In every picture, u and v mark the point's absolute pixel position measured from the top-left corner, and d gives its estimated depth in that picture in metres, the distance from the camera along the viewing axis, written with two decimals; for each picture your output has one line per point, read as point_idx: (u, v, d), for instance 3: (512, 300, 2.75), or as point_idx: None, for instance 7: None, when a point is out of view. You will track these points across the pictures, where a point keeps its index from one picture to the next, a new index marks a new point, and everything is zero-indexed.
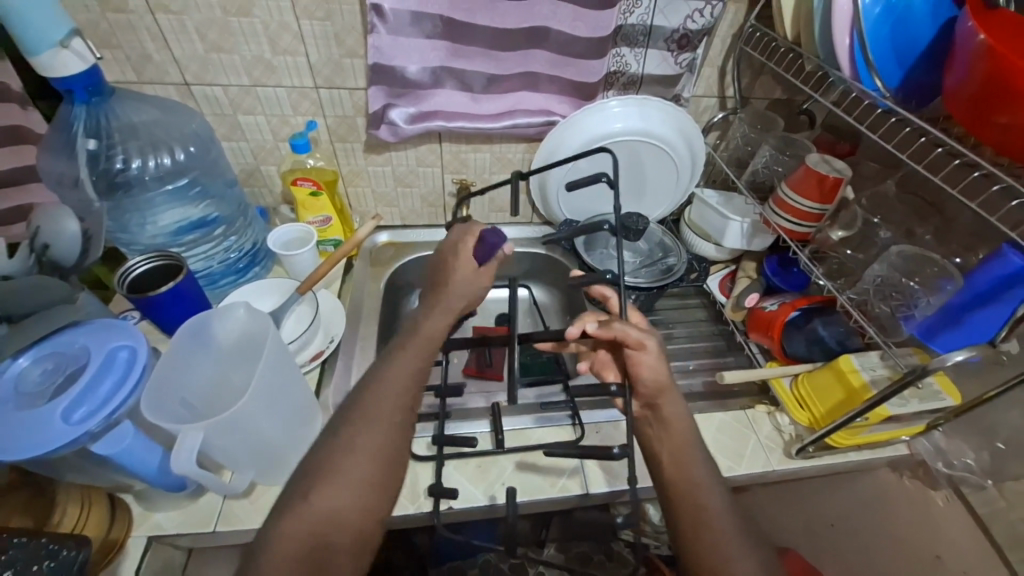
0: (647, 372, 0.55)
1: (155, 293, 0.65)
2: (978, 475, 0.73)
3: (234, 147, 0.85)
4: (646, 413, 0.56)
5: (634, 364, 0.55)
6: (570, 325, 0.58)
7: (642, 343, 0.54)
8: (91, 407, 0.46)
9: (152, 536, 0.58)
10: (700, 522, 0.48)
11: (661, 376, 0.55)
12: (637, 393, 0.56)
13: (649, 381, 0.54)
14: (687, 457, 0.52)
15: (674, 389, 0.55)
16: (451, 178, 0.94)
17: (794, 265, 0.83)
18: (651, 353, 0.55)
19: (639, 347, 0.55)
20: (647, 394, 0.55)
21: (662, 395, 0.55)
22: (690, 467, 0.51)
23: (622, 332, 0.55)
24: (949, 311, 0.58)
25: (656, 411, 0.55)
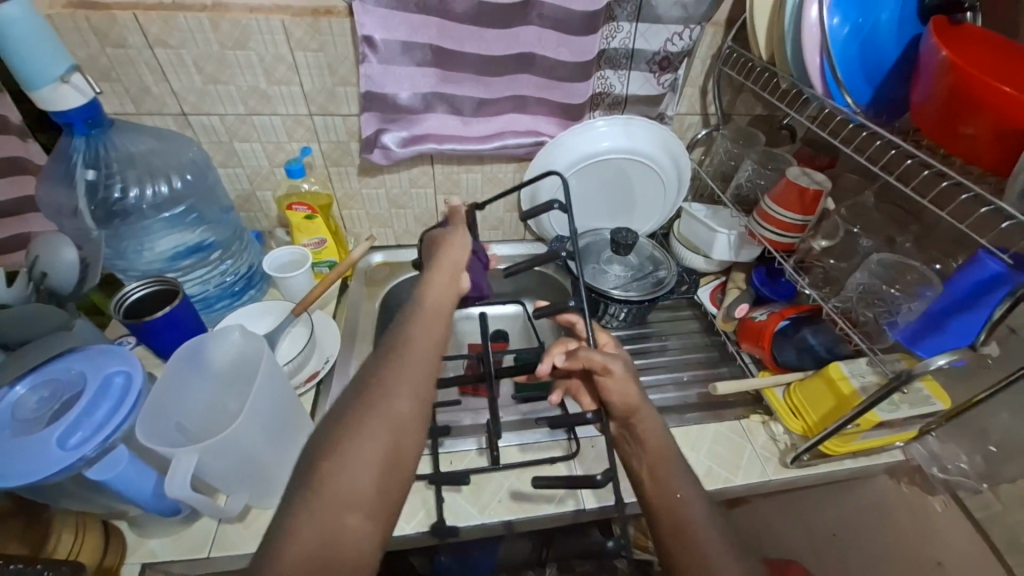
0: (614, 396, 0.56)
1: (150, 319, 0.66)
2: (973, 479, 0.71)
3: (230, 173, 0.87)
4: (621, 433, 0.57)
5: (603, 388, 0.57)
6: (541, 364, 0.65)
7: (607, 369, 0.56)
8: (86, 433, 0.46)
9: (145, 563, 0.58)
10: (680, 528, 0.48)
11: (630, 398, 0.55)
12: (613, 416, 0.57)
13: (620, 406, 0.56)
14: (669, 462, 0.52)
15: (648, 404, 0.56)
16: (444, 198, 0.96)
17: (781, 275, 0.85)
18: (617, 375, 0.56)
19: (606, 373, 0.56)
20: (620, 415, 0.56)
21: (635, 415, 0.56)
22: (675, 476, 0.51)
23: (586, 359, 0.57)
24: (930, 317, 0.58)
25: (631, 429, 0.56)
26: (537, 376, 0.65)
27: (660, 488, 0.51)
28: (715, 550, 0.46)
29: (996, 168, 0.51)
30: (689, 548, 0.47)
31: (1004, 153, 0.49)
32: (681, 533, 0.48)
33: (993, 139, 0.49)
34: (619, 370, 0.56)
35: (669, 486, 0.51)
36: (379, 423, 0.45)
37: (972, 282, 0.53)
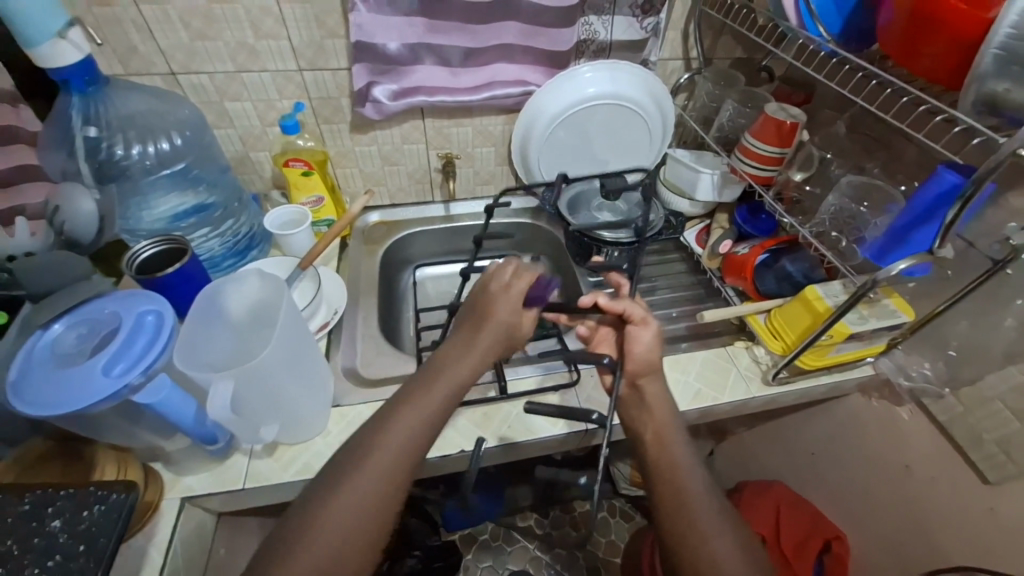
0: (641, 349, 0.65)
1: (161, 275, 0.68)
2: (936, 385, 0.77)
3: (223, 134, 0.88)
4: (629, 394, 0.65)
5: (633, 338, 0.65)
6: (584, 296, 0.67)
7: (645, 321, 0.66)
8: (128, 363, 0.50)
9: (184, 497, 0.63)
10: (680, 499, 0.54)
11: (652, 356, 0.65)
12: (627, 370, 0.65)
13: (643, 360, 0.65)
14: (667, 436, 0.59)
15: (656, 371, 0.65)
16: (436, 153, 0.98)
17: (762, 211, 0.89)
18: (649, 332, 0.66)
19: (641, 325, 0.66)
20: (638, 369, 0.64)
21: (645, 377, 0.64)
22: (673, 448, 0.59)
23: (626, 308, 0.66)
24: (894, 233, 0.63)
25: (639, 390, 0.64)
26: (578, 307, 0.67)
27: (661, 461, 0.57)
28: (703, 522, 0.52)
29: (952, 83, 0.55)
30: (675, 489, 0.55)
31: (960, 66, 0.53)
32: (679, 499, 0.54)
33: (952, 55, 0.52)
34: (653, 327, 0.66)
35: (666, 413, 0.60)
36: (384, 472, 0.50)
37: (932, 196, 0.58)
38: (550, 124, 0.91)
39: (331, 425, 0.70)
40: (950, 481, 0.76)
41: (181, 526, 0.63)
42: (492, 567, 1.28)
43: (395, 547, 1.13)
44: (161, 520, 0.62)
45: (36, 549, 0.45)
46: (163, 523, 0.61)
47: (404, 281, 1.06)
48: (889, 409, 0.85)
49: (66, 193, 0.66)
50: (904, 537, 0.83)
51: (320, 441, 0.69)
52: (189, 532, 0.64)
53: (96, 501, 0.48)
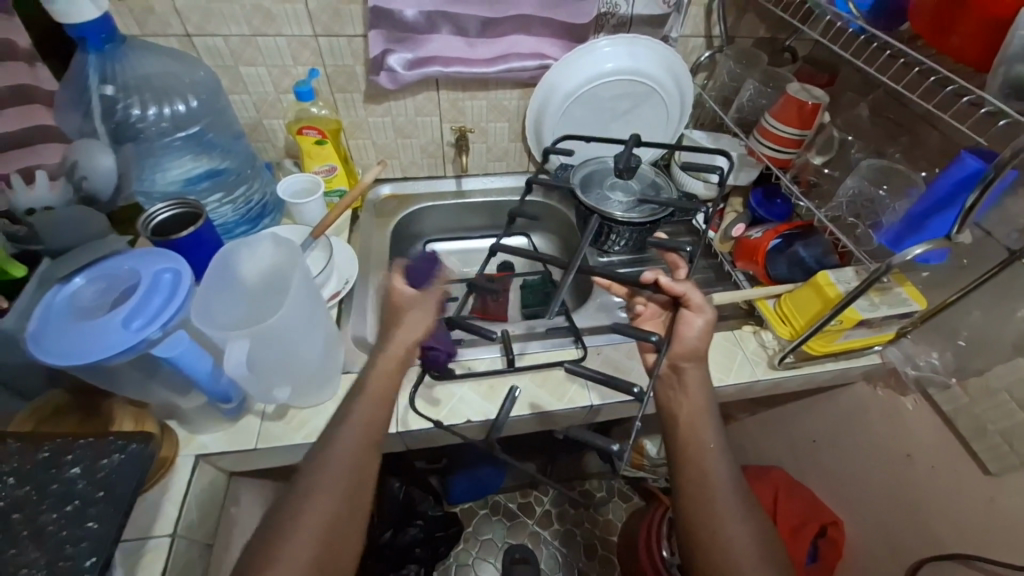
0: (692, 334, 0.64)
1: (176, 237, 0.69)
2: (943, 375, 0.77)
3: (237, 100, 0.88)
4: (669, 373, 0.65)
5: (684, 322, 0.65)
6: (647, 271, 0.66)
7: (700, 308, 0.64)
8: (147, 318, 0.50)
9: (198, 454, 0.66)
10: (703, 481, 0.56)
11: (700, 343, 0.64)
12: (670, 352, 0.64)
13: (690, 346, 0.64)
14: (700, 418, 0.61)
15: (701, 359, 0.64)
16: (449, 126, 0.97)
17: (777, 196, 0.88)
18: (703, 319, 0.65)
19: (695, 311, 0.65)
20: (682, 353, 0.64)
21: (689, 363, 0.64)
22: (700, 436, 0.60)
23: (685, 291, 0.65)
24: (911, 219, 0.62)
25: (680, 374, 0.64)
26: (640, 281, 0.66)
27: (691, 444, 0.59)
28: (724, 505, 0.55)
29: (980, 65, 0.53)
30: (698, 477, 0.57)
31: (989, 48, 0.51)
32: (703, 482, 0.56)
33: (982, 35, 0.51)
34: (706, 317, 0.65)
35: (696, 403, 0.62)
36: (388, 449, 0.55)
37: (953, 181, 0.57)
38: (565, 100, 0.89)
39: (340, 391, 0.72)
40: (950, 471, 0.76)
41: (195, 482, 0.65)
42: (491, 540, 1.32)
43: (399, 515, 1.16)
44: (175, 475, 0.64)
45: (54, 494, 0.47)
46: (177, 479, 0.64)
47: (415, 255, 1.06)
48: (893, 398, 0.85)
49: (86, 147, 0.67)
50: (899, 525, 0.85)
51: (330, 406, 0.71)
52: (202, 488, 0.66)
53: (115, 450, 0.49)
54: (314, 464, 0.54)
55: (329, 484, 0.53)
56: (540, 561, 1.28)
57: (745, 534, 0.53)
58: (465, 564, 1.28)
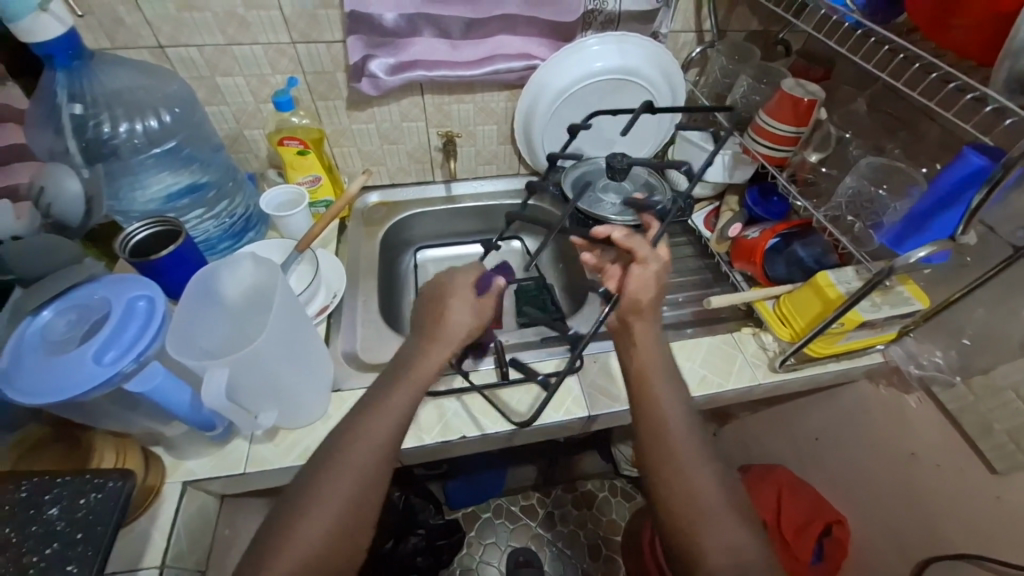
0: (636, 286, 0.63)
1: (156, 257, 0.67)
2: (947, 373, 0.75)
3: (215, 112, 0.85)
4: (618, 328, 0.64)
5: (629, 274, 0.64)
6: (599, 227, 0.68)
7: (645, 260, 0.63)
8: (121, 349, 0.49)
9: (186, 480, 0.64)
10: (662, 434, 0.55)
11: (647, 296, 0.62)
12: (620, 305, 0.64)
13: (635, 298, 0.62)
14: (652, 372, 0.60)
15: (650, 314, 0.63)
16: (436, 131, 0.94)
17: (774, 194, 0.85)
18: (648, 271, 0.63)
19: (642, 263, 0.64)
20: (625, 307, 0.63)
21: (636, 316, 0.63)
22: (654, 385, 0.59)
23: (634, 245, 0.65)
24: (913, 218, 0.60)
25: (628, 327, 0.63)
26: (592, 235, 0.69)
27: (645, 400, 0.58)
28: (682, 453, 0.54)
29: (984, 59, 0.51)
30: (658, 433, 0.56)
31: (990, 40, 0.49)
32: (658, 433, 0.56)
33: (984, 26, 0.49)
34: (652, 269, 0.63)
35: (647, 365, 0.60)
36: (373, 463, 0.53)
37: (955, 180, 0.55)
38: (554, 101, 0.87)
39: (330, 410, 0.70)
40: (956, 470, 0.75)
41: (184, 509, 0.63)
42: (494, 544, 1.30)
43: (398, 524, 1.15)
44: (163, 503, 0.62)
45: (34, 537, 0.45)
46: (166, 506, 0.62)
47: (405, 262, 1.04)
48: (897, 396, 0.84)
49: (52, 172, 0.65)
50: (905, 524, 0.83)
51: (320, 426, 0.69)
52: (192, 514, 0.65)
53: (92, 488, 0.47)
54: (301, 491, 0.51)
55: (304, 493, 0.51)
56: (544, 564, 1.27)
57: (711, 482, 0.52)
58: (469, 569, 1.27)
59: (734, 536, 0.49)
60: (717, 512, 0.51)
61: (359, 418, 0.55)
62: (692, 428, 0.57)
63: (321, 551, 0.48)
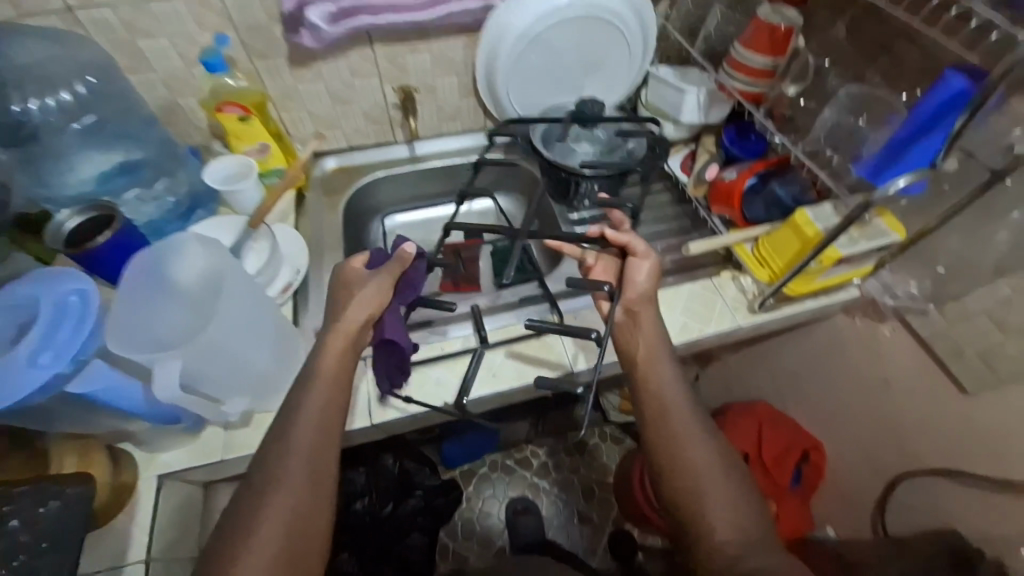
0: (640, 279, 0.67)
1: (94, 246, 0.64)
2: (920, 302, 0.76)
3: (142, 81, 0.77)
4: (624, 319, 0.67)
5: (633, 270, 0.67)
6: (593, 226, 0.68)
7: (645, 255, 0.67)
8: (56, 352, 0.48)
9: (162, 474, 0.63)
10: (665, 413, 0.60)
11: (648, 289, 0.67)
12: (624, 297, 0.67)
13: (641, 291, 0.66)
14: (657, 354, 0.64)
15: (651, 301, 0.67)
16: (392, 87, 0.87)
17: (751, 132, 0.83)
18: (649, 265, 0.67)
19: (641, 259, 0.68)
20: (633, 298, 0.66)
21: (640, 306, 0.66)
22: (658, 368, 0.63)
23: (630, 240, 0.67)
24: (892, 147, 0.59)
25: (633, 316, 0.66)
26: (585, 237, 0.68)
27: (649, 381, 0.62)
28: (684, 431, 0.59)
29: None
30: (663, 412, 0.60)
31: None
32: (662, 413, 0.60)
33: None
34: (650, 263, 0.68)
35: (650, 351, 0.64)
36: None
37: (937, 104, 0.53)
38: (518, 44, 0.81)
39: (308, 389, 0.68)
40: (926, 393, 0.78)
41: (164, 503, 0.62)
42: (492, 497, 1.35)
43: (395, 489, 1.16)
44: (141, 499, 0.61)
45: None
46: (143, 502, 0.61)
47: (374, 230, 0.99)
48: (871, 327, 0.85)
49: None
50: (878, 445, 0.88)
51: None
52: (174, 507, 0.63)
53: (51, 497, 0.45)
54: None
55: None
56: (541, 511, 1.33)
57: (709, 453, 0.58)
58: (471, 522, 1.32)
59: (730, 504, 0.55)
60: (716, 479, 0.57)
61: None
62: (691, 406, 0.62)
63: None
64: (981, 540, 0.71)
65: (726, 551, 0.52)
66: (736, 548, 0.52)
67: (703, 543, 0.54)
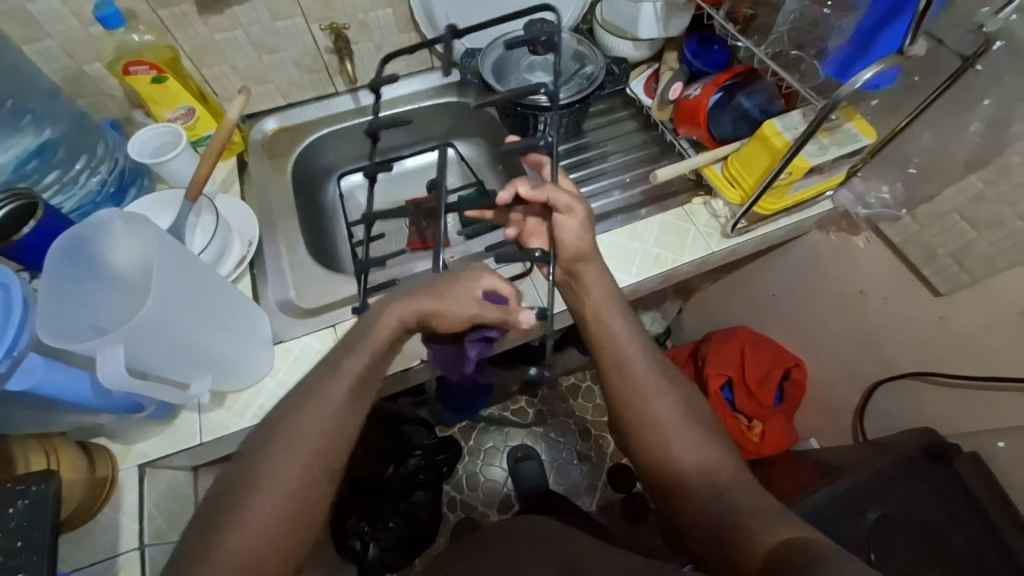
0: (570, 237, 0.64)
1: (18, 238, 0.59)
2: (893, 209, 0.73)
3: (37, 48, 0.70)
4: (567, 280, 0.66)
5: (561, 227, 0.64)
6: (504, 191, 0.64)
7: (570, 208, 0.64)
8: None
9: (142, 463, 0.62)
10: (622, 369, 0.60)
11: (581, 244, 0.64)
12: (561, 259, 0.65)
13: (574, 249, 0.64)
14: (605, 312, 0.63)
15: (594, 257, 0.65)
16: (320, 27, 0.79)
17: (714, 43, 0.78)
18: (576, 219, 0.64)
19: (567, 212, 0.64)
20: (570, 258, 0.65)
21: (580, 262, 0.65)
22: (609, 324, 0.62)
23: (550, 197, 0.63)
24: (861, 36, 0.56)
25: (576, 276, 0.65)
26: (498, 205, 0.64)
27: (603, 338, 0.62)
28: (645, 387, 0.59)
29: None
30: (620, 368, 0.60)
31: None
32: (618, 369, 0.60)
33: None
34: (576, 214, 0.64)
35: (600, 306, 0.63)
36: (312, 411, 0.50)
37: None
38: None
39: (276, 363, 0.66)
40: (902, 300, 0.78)
41: (149, 491, 0.61)
42: (493, 448, 1.38)
43: (394, 452, 1.18)
44: (124, 490, 0.60)
45: None
46: (127, 491, 0.60)
47: (329, 193, 0.93)
48: (845, 241, 0.83)
49: None
50: (857, 355, 0.89)
51: (270, 382, 0.66)
52: (161, 493, 0.62)
53: (17, 496, 0.42)
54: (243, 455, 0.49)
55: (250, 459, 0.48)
56: (540, 455, 1.36)
57: (669, 403, 0.58)
58: (474, 473, 1.35)
59: (700, 451, 0.55)
60: (678, 430, 0.56)
61: None
62: (648, 359, 0.61)
63: (280, 516, 0.46)
64: (958, 436, 0.75)
65: (700, 491, 0.52)
66: (710, 490, 0.51)
67: (682, 493, 0.53)
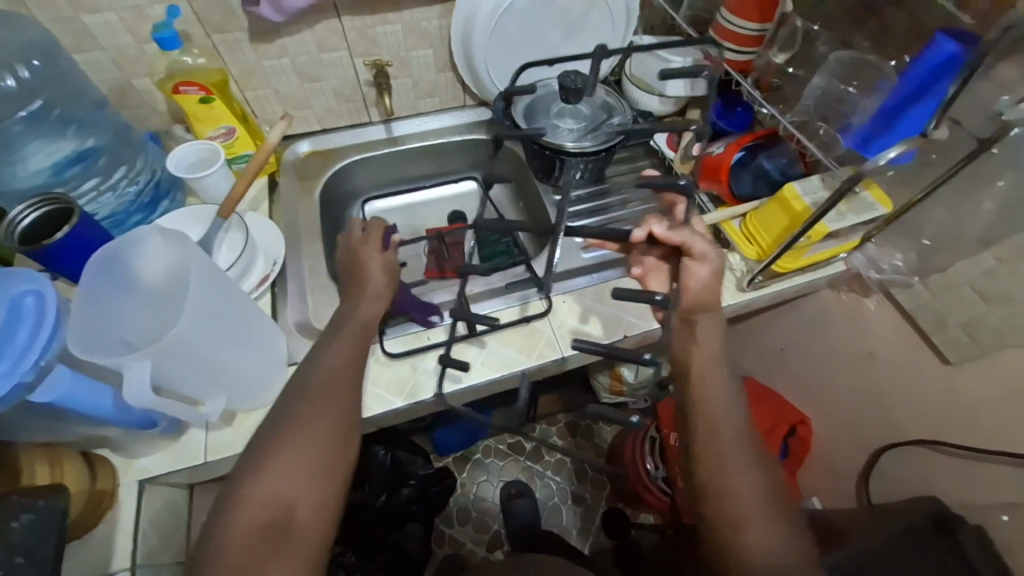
0: (697, 284, 0.62)
1: (50, 242, 0.59)
2: (906, 275, 0.76)
3: (89, 59, 0.72)
4: (681, 326, 0.61)
5: (689, 271, 0.62)
6: (637, 229, 0.61)
7: (702, 255, 0.62)
8: (13, 357, 0.45)
9: (142, 479, 0.60)
10: (712, 430, 0.55)
11: (705, 292, 0.61)
12: (680, 305, 0.61)
13: (696, 295, 0.61)
14: (712, 367, 0.58)
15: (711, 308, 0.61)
16: (363, 61, 0.83)
17: (737, 104, 0.82)
18: (707, 267, 0.62)
19: (701, 259, 0.62)
20: (689, 305, 0.61)
21: (700, 311, 0.61)
22: (713, 380, 0.57)
23: (685, 240, 0.62)
24: (883, 115, 0.58)
25: (692, 324, 0.60)
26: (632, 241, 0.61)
27: (700, 392, 0.57)
28: (731, 459, 0.53)
29: None
30: (708, 424, 0.55)
31: None
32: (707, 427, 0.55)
33: None
34: (710, 264, 0.62)
35: (703, 359, 0.58)
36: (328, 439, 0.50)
37: (928, 69, 0.53)
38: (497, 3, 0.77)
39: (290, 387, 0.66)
40: (911, 366, 0.78)
41: (145, 508, 0.59)
42: (487, 481, 1.35)
43: (388, 480, 1.15)
44: (121, 506, 0.58)
45: None
46: (124, 507, 0.58)
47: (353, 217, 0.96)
48: (857, 302, 0.85)
49: None
50: (862, 417, 0.89)
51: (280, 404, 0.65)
52: (156, 511, 0.61)
53: (21, 510, 0.41)
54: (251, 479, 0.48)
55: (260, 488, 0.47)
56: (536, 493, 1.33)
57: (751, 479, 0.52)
58: (466, 507, 1.32)
59: (776, 545, 0.49)
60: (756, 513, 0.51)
61: (307, 398, 0.52)
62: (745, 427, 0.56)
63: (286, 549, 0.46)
64: (961, 507, 0.73)
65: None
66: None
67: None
